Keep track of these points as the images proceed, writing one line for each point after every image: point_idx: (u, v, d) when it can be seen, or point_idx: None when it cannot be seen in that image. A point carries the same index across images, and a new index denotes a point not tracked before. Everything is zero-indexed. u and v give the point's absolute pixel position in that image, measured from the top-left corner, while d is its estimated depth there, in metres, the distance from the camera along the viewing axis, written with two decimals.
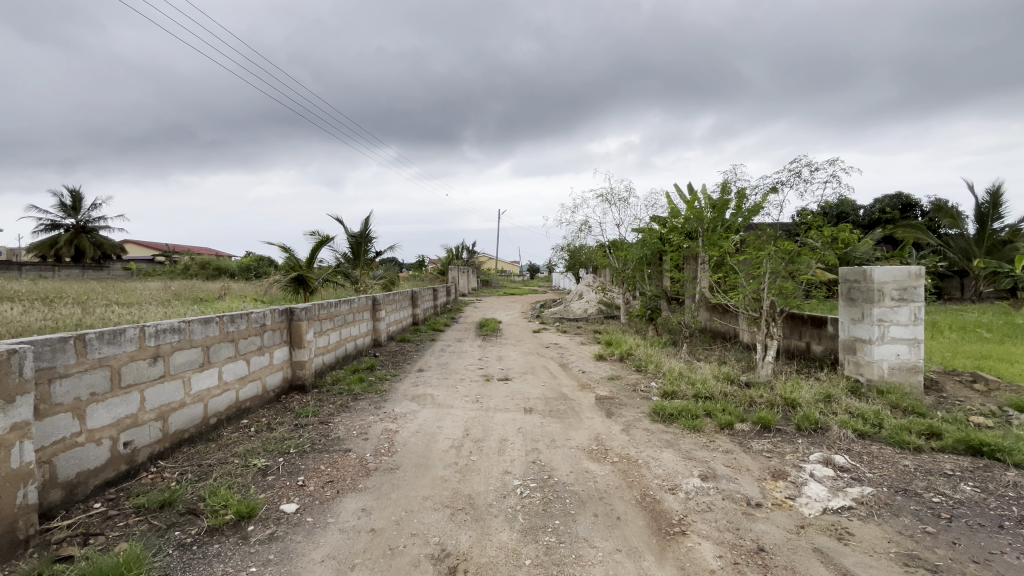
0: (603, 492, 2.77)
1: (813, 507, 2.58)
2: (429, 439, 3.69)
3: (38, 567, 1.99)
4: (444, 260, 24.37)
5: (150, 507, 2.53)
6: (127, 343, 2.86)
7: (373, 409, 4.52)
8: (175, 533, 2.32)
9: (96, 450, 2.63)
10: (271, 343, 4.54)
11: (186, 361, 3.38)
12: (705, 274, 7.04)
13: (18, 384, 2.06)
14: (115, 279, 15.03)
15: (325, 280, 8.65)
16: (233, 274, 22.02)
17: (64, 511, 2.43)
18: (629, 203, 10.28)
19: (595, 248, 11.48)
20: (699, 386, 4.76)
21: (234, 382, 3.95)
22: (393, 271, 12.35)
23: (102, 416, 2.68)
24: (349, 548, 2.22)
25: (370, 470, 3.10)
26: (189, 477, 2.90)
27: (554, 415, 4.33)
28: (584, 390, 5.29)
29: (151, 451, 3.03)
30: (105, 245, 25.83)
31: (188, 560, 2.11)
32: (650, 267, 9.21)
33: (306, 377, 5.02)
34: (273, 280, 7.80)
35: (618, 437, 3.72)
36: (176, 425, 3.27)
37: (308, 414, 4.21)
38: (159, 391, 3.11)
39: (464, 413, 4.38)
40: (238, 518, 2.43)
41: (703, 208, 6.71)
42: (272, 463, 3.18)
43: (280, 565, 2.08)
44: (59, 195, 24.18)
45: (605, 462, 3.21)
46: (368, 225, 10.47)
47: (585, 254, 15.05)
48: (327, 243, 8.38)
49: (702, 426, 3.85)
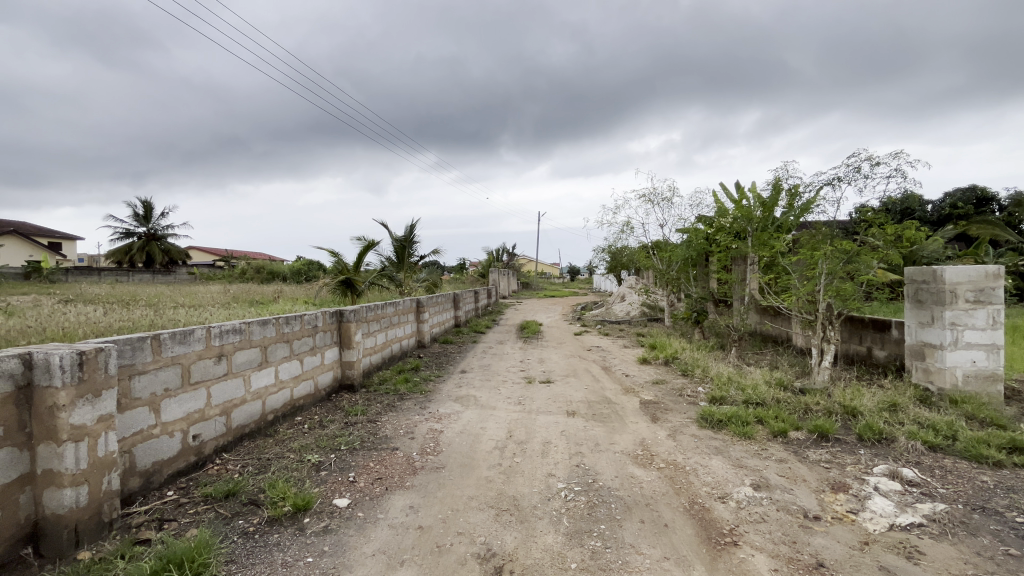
0: (650, 498, 2.71)
1: (878, 523, 2.43)
2: (473, 440, 3.73)
3: (121, 548, 2.17)
4: (484, 262, 24.65)
5: (216, 496, 2.70)
6: (195, 343, 3.07)
7: (418, 409, 4.62)
8: (239, 522, 2.47)
9: (169, 442, 2.84)
10: (322, 343, 4.75)
11: (247, 360, 3.59)
12: (755, 275, 6.76)
13: (104, 379, 2.25)
14: (181, 283, 15.74)
15: (372, 282, 8.95)
16: (285, 277, 23.12)
17: (142, 497, 2.63)
18: (673, 203, 10.04)
19: (637, 249, 11.30)
20: (750, 392, 4.57)
21: (289, 381, 4.16)
22: (435, 274, 12.64)
23: (174, 411, 2.89)
24: (398, 543, 2.29)
25: (417, 469, 3.18)
26: (250, 470, 3.08)
27: (597, 419, 4.28)
28: (628, 393, 5.20)
29: (217, 444, 3.24)
30: (173, 252, 27.78)
31: (251, 547, 2.24)
32: (695, 268, 8.96)
33: (354, 376, 5.20)
34: (323, 283, 8.17)
35: (664, 442, 3.63)
36: (238, 420, 3.48)
37: (357, 412, 4.37)
38: (223, 387, 3.32)
39: (507, 415, 4.42)
40: (295, 510, 2.55)
41: (752, 207, 6.47)
42: (324, 458, 3.32)
43: (334, 557, 2.17)
44: (134, 205, 26.25)
45: (651, 468, 3.15)
46: (412, 230, 10.76)
47: (628, 255, 14.82)
48: (373, 247, 8.68)
49: (753, 434, 3.70)
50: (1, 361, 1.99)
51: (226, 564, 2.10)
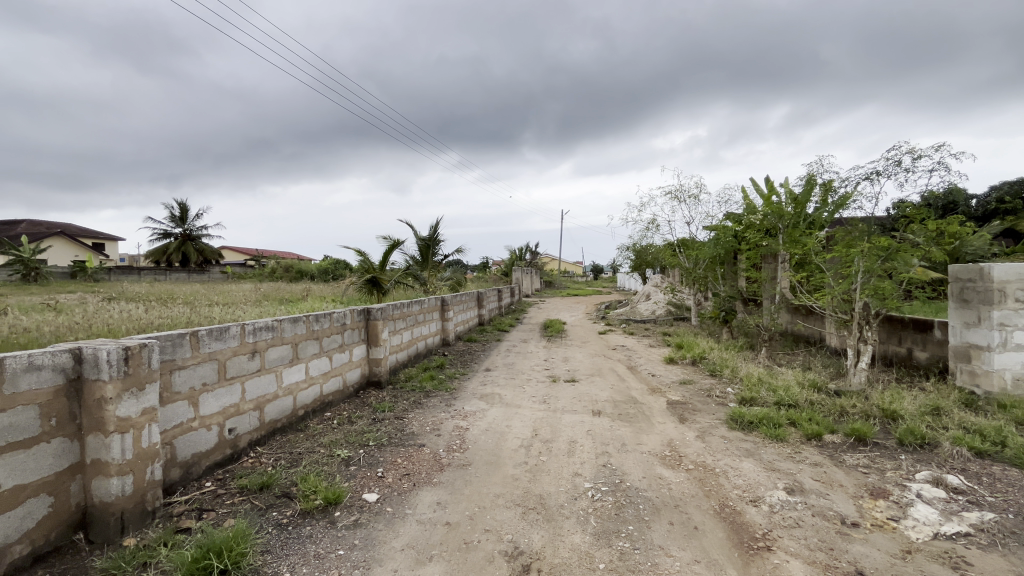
0: (679, 500, 2.67)
1: (921, 532, 2.33)
2: (498, 438, 3.75)
3: (163, 536, 2.26)
4: (508, 261, 24.67)
5: (251, 488, 2.78)
6: (230, 339, 3.16)
7: (444, 407, 4.66)
8: (273, 513, 2.54)
9: (206, 435, 2.94)
10: (350, 340, 4.84)
11: (279, 356, 3.69)
12: (787, 273, 6.57)
13: (147, 373, 2.34)
14: (216, 282, 15.96)
15: (397, 281, 9.07)
16: (313, 276, 23.64)
17: (182, 487, 2.73)
18: (700, 200, 9.84)
19: (663, 247, 11.13)
20: (782, 393, 4.45)
21: (319, 377, 4.26)
22: (459, 272, 12.73)
23: (212, 405, 2.99)
24: (427, 539, 2.31)
25: (443, 466, 3.21)
26: (283, 463, 3.17)
27: (623, 418, 4.24)
28: (654, 394, 5.12)
29: (251, 438, 3.34)
30: (207, 252, 28.74)
31: (285, 538, 2.30)
32: (723, 267, 8.77)
33: (381, 373, 5.28)
34: (350, 282, 8.33)
35: (692, 443, 3.57)
36: (271, 415, 3.58)
37: (385, 409, 4.44)
38: (256, 383, 3.42)
39: (532, 413, 4.42)
40: (326, 504, 2.61)
41: (782, 202, 6.26)
42: (353, 454, 3.38)
43: (365, 551, 2.21)
44: (170, 208, 27.27)
45: (680, 469, 3.10)
46: (437, 229, 10.86)
47: (653, 253, 14.61)
48: (399, 246, 8.80)
49: (786, 436, 3.59)
50: (54, 356, 2.09)
51: (262, 554, 2.17)
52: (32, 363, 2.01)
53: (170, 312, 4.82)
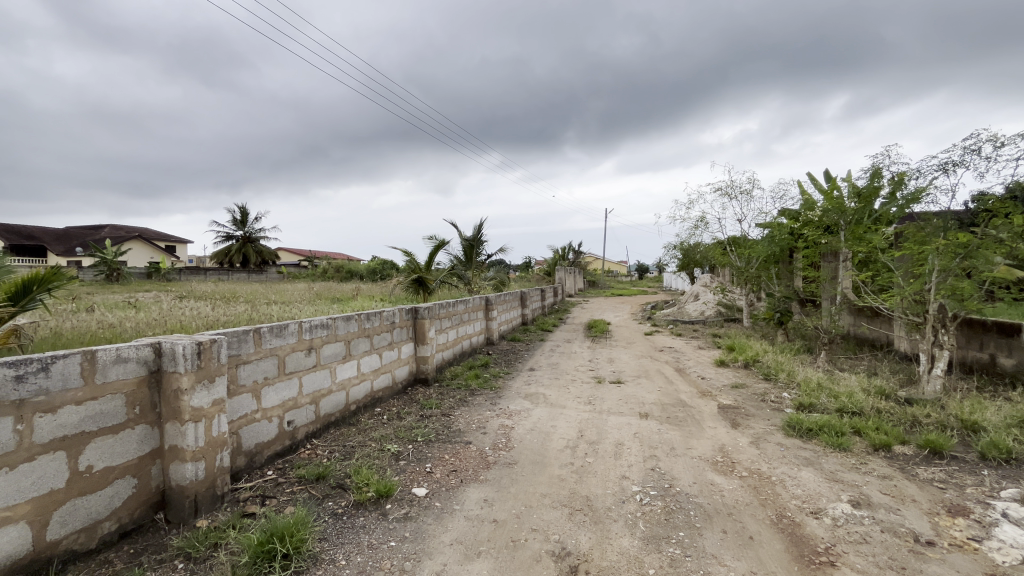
0: (732, 508, 2.57)
1: (1009, 554, 2.13)
2: (544, 438, 3.74)
3: (231, 519, 2.41)
4: (551, 261, 24.58)
5: (309, 478, 2.92)
6: (289, 336, 3.34)
7: (489, 405, 4.71)
8: (329, 503, 2.66)
9: (268, 426, 3.12)
10: (399, 339, 4.98)
11: (333, 353, 3.85)
12: (849, 272, 6.18)
13: (217, 367, 2.50)
14: (272, 282, 16.86)
15: (442, 281, 9.25)
16: (362, 276, 24.48)
17: (247, 475, 2.91)
18: (752, 196, 9.44)
19: (712, 245, 10.76)
20: (845, 400, 4.19)
21: (370, 374, 4.41)
22: (502, 272, 12.82)
23: (273, 398, 3.17)
24: (474, 535, 2.35)
25: (490, 464, 3.25)
26: (337, 456, 3.31)
27: (672, 422, 4.14)
28: (704, 397, 4.96)
29: (308, 430, 3.52)
30: (265, 253, 30.41)
31: (340, 527, 2.40)
32: (778, 266, 8.37)
33: (428, 371, 5.40)
34: (397, 282, 8.58)
35: (746, 450, 3.43)
36: (325, 408, 3.74)
37: (432, 406, 4.54)
38: (312, 378, 3.59)
39: (577, 414, 4.38)
40: (378, 496, 2.70)
41: (844, 198, 5.88)
42: (403, 448, 3.48)
43: (415, 543, 2.28)
44: (233, 212, 29.04)
45: (733, 476, 2.98)
46: (481, 229, 10.99)
47: (702, 253, 14.15)
48: (444, 246, 8.97)
49: (850, 446, 3.38)
50: (138, 349, 2.28)
51: (320, 541, 2.27)
52: (120, 355, 2.20)
53: (230, 313, 4.94)
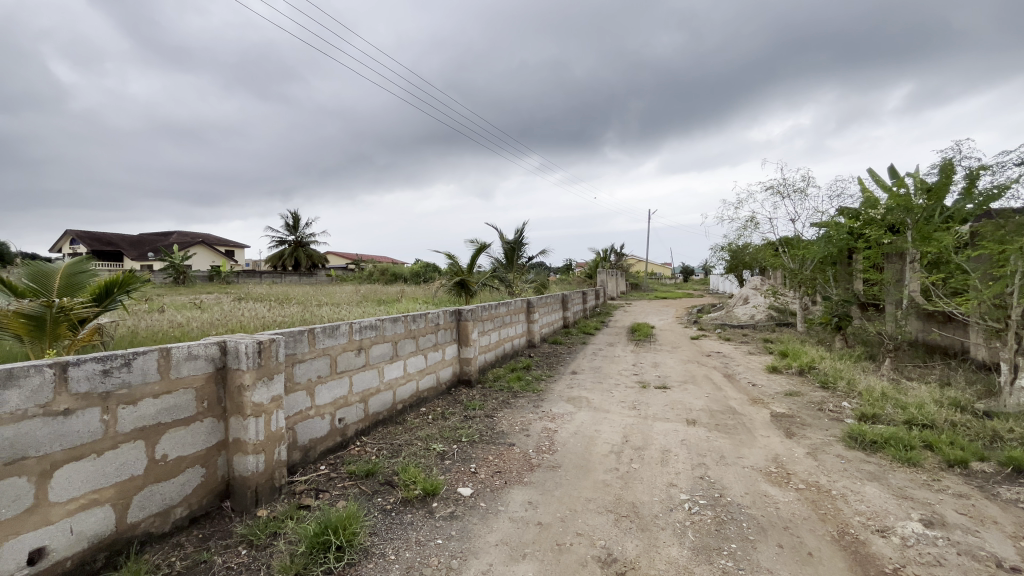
0: (789, 522, 2.45)
1: None
2: (588, 442, 3.71)
3: (289, 510, 2.54)
4: (592, 263, 24.31)
5: (359, 474, 3.02)
6: (340, 337, 3.47)
7: (532, 407, 4.71)
8: (379, 499, 2.75)
9: (321, 423, 3.26)
10: (443, 340, 5.07)
11: (381, 353, 3.98)
12: (918, 275, 5.76)
13: (276, 365, 2.63)
14: (321, 285, 17.58)
15: (484, 283, 9.35)
16: (406, 279, 25.09)
17: (301, 468, 3.05)
18: (807, 194, 8.98)
19: (763, 247, 10.32)
20: (914, 412, 3.91)
21: (415, 374, 4.52)
22: (543, 275, 12.84)
23: (325, 396, 3.31)
24: (520, 537, 2.36)
25: (534, 466, 3.25)
26: (385, 453, 3.41)
27: (721, 429, 3.99)
28: (756, 405, 4.76)
29: (357, 428, 3.65)
30: (315, 257, 31.78)
31: (390, 523, 2.48)
32: (836, 267, 7.92)
33: (472, 372, 5.47)
34: (441, 284, 8.76)
35: (802, 461, 3.26)
36: (374, 407, 3.87)
37: (476, 407, 4.59)
38: (361, 377, 3.71)
39: (621, 419, 4.31)
40: (425, 494, 2.76)
41: (911, 195, 5.49)
42: (448, 448, 3.54)
43: (461, 542, 2.31)
44: (286, 218, 30.50)
45: (789, 488, 2.84)
46: (522, 232, 11.06)
47: (752, 254, 13.59)
48: (485, 250, 9.07)
49: (921, 461, 3.15)
50: (206, 347, 2.44)
51: (370, 535, 2.35)
52: (191, 353, 2.36)
53: (285, 312, 5.38)
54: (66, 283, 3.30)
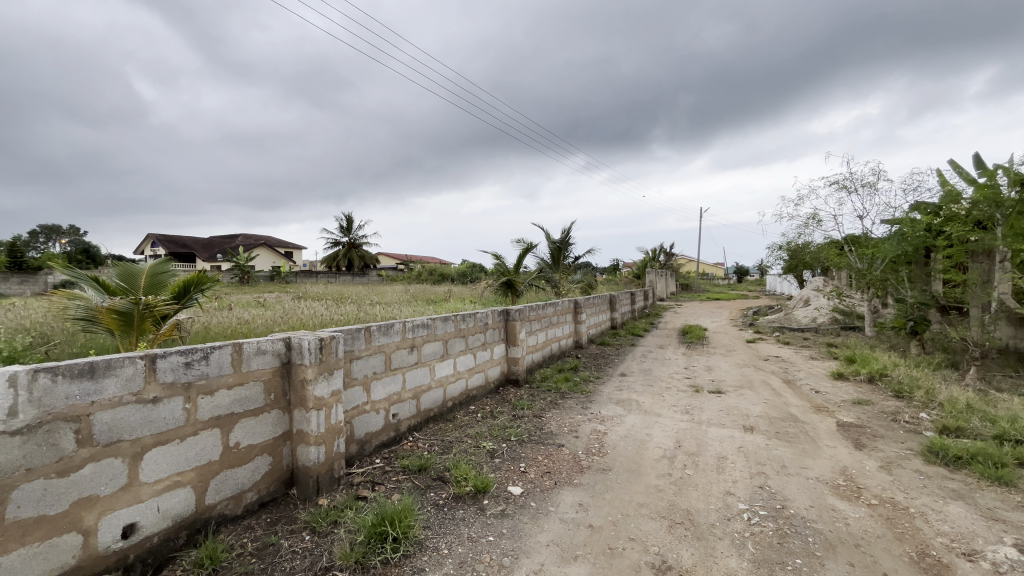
0: (860, 539, 2.29)
1: None
2: (639, 446, 3.63)
3: (347, 500, 2.65)
4: (640, 263, 23.76)
5: (412, 469, 3.11)
6: (394, 335, 3.58)
7: (581, 409, 4.67)
8: (431, 494, 2.81)
9: (376, 417, 3.38)
10: (492, 339, 5.12)
11: (432, 352, 4.07)
12: (1010, 275, 5.22)
13: (335, 360, 2.75)
14: (372, 284, 18.25)
15: (531, 283, 9.37)
16: (453, 279, 25.53)
17: (358, 461, 3.18)
18: (878, 188, 8.37)
19: (827, 245, 9.72)
20: (1006, 426, 3.55)
21: (465, 372, 4.59)
22: (589, 275, 12.71)
23: (380, 391, 3.43)
24: (571, 538, 2.34)
25: (583, 468, 3.22)
26: (436, 449, 3.49)
27: (782, 438, 3.79)
28: (820, 413, 4.48)
29: (410, 423, 3.75)
30: (367, 258, 32.98)
31: (442, 518, 2.53)
32: (911, 267, 7.33)
33: (519, 372, 5.49)
34: (488, 284, 8.86)
35: (874, 475, 3.04)
36: (425, 404, 3.97)
37: (524, 407, 4.60)
38: (414, 374, 3.82)
39: (673, 424, 4.19)
40: (475, 491, 2.80)
41: (1002, 187, 4.99)
42: (497, 447, 3.58)
43: (512, 541, 2.33)
44: (340, 220, 31.88)
45: (860, 503, 2.66)
46: (569, 232, 10.98)
47: (815, 253, 12.82)
48: (532, 250, 9.08)
49: (1015, 480, 2.86)
50: (273, 343, 2.59)
51: (424, 529, 2.41)
52: (260, 348, 2.52)
53: (341, 311, 5.57)
54: (149, 282, 3.61)
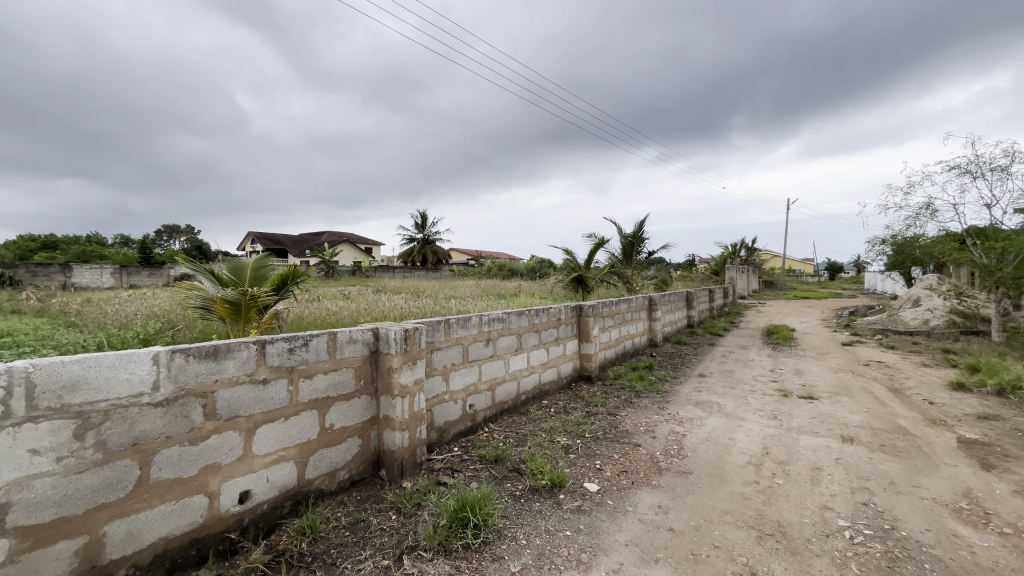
0: (990, 572, 2.02)
1: None
2: (722, 450, 3.45)
3: (429, 484, 2.77)
4: (719, 258, 22.47)
5: (488, 459, 3.19)
6: (471, 327, 3.67)
7: (657, 409, 4.52)
8: (508, 484, 2.87)
9: (454, 407, 3.50)
10: (564, 335, 5.10)
11: (507, 345, 4.14)
12: None
13: (418, 350, 2.88)
14: (443, 279, 18.88)
15: (602, 279, 9.19)
16: (522, 274, 25.70)
17: (438, 448, 3.32)
18: (1012, 172, 7.27)
19: (945, 238, 8.61)
20: None
21: (538, 367, 4.62)
22: (664, 271, 12.24)
23: (458, 382, 3.55)
24: (651, 540, 2.28)
25: (662, 470, 3.12)
26: (511, 441, 3.55)
27: (889, 451, 3.42)
28: (935, 426, 3.99)
29: (485, 414, 3.85)
30: (440, 253, 34.18)
31: (520, 509, 2.57)
32: None
33: (592, 368, 5.43)
34: (559, 280, 8.82)
35: (1007, 500, 2.66)
36: (500, 396, 4.05)
37: (597, 404, 4.55)
38: (489, 366, 3.90)
39: (760, 429, 3.93)
40: (551, 484, 2.82)
41: None
42: (572, 442, 3.57)
43: (590, 538, 2.31)
44: (415, 218, 33.26)
45: (988, 531, 2.34)
46: (642, 226, 10.65)
47: (928, 247, 11.40)
48: (604, 245, 8.91)
49: None
50: (363, 332, 2.77)
51: (502, 518, 2.47)
52: (352, 337, 2.69)
53: (420, 304, 5.83)
54: (253, 274, 4.03)
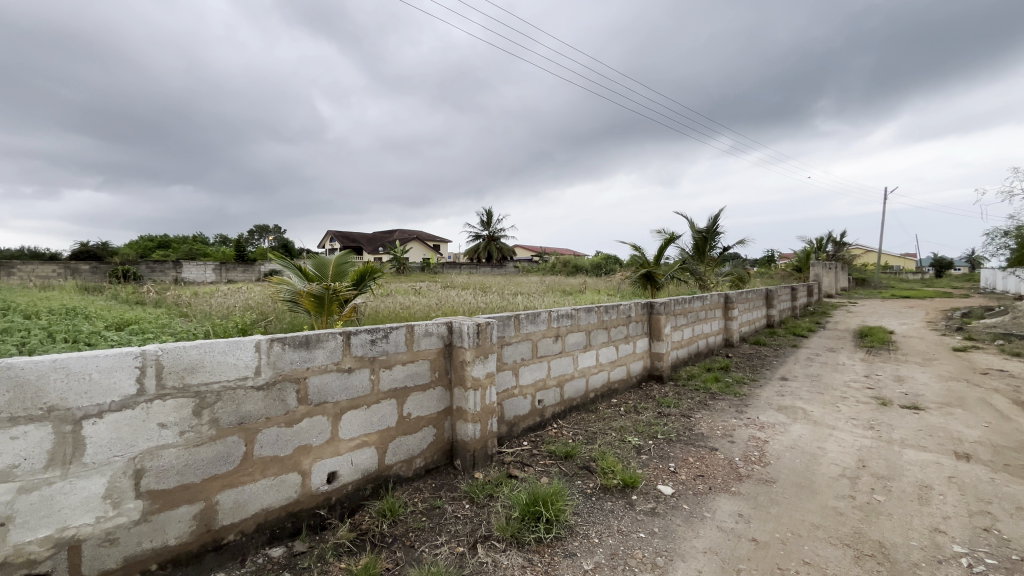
0: None
1: None
2: (810, 460, 3.20)
3: (500, 477, 2.82)
4: (803, 253, 20.79)
5: (558, 455, 3.19)
6: (541, 323, 3.68)
7: (735, 413, 4.28)
8: (579, 482, 2.85)
9: (523, 402, 3.53)
10: (634, 333, 4.97)
11: (576, 342, 4.10)
12: None
13: (489, 344, 2.93)
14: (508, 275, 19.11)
15: (674, 276, 8.84)
16: (587, 271, 25.35)
17: (508, 441, 3.37)
18: None
19: None
20: None
21: (607, 364, 4.54)
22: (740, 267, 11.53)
23: (527, 377, 3.57)
24: (731, 550, 2.17)
25: (742, 476, 2.95)
26: (581, 438, 3.52)
27: (1016, 472, 3.00)
28: None
29: (554, 411, 3.85)
30: (505, 250, 34.56)
31: (591, 507, 2.55)
32: None
33: (663, 368, 5.25)
34: (627, 277, 8.59)
35: None
36: (569, 392, 4.03)
37: (670, 405, 4.39)
38: (558, 363, 3.89)
39: (854, 439, 3.60)
40: (623, 484, 2.76)
41: None
42: (644, 443, 3.47)
43: (665, 542, 2.23)
44: (481, 215, 33.88)
45: None
46: (717, 220, 10.11)
47: None
48: (675, 240, 8.56)
49: None
50: (438, 326, 2.86)
51: (573, 514, 2.46)
52: (427, 330, 2.80)
53: (488, 300, 5.93)
54: (335, 270, 4.29)
